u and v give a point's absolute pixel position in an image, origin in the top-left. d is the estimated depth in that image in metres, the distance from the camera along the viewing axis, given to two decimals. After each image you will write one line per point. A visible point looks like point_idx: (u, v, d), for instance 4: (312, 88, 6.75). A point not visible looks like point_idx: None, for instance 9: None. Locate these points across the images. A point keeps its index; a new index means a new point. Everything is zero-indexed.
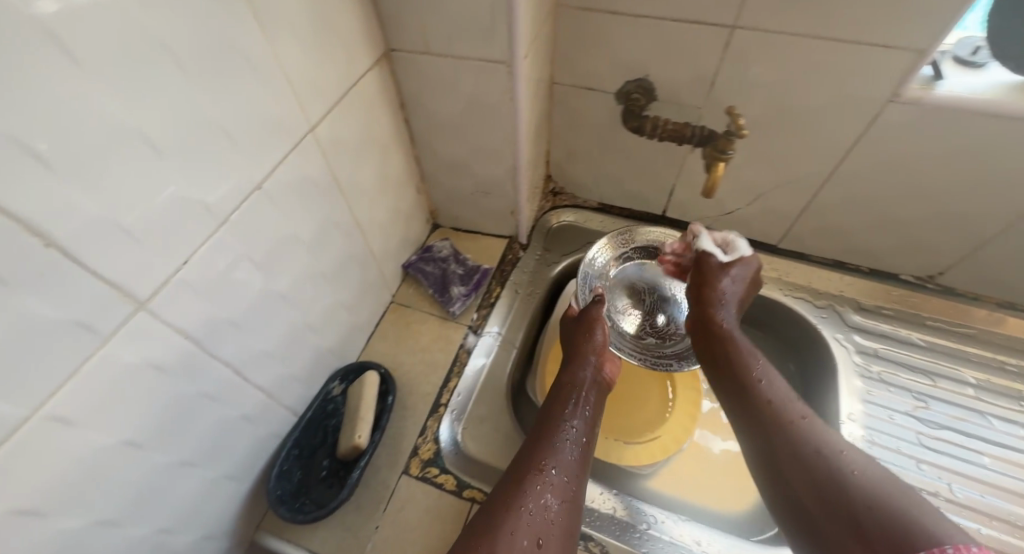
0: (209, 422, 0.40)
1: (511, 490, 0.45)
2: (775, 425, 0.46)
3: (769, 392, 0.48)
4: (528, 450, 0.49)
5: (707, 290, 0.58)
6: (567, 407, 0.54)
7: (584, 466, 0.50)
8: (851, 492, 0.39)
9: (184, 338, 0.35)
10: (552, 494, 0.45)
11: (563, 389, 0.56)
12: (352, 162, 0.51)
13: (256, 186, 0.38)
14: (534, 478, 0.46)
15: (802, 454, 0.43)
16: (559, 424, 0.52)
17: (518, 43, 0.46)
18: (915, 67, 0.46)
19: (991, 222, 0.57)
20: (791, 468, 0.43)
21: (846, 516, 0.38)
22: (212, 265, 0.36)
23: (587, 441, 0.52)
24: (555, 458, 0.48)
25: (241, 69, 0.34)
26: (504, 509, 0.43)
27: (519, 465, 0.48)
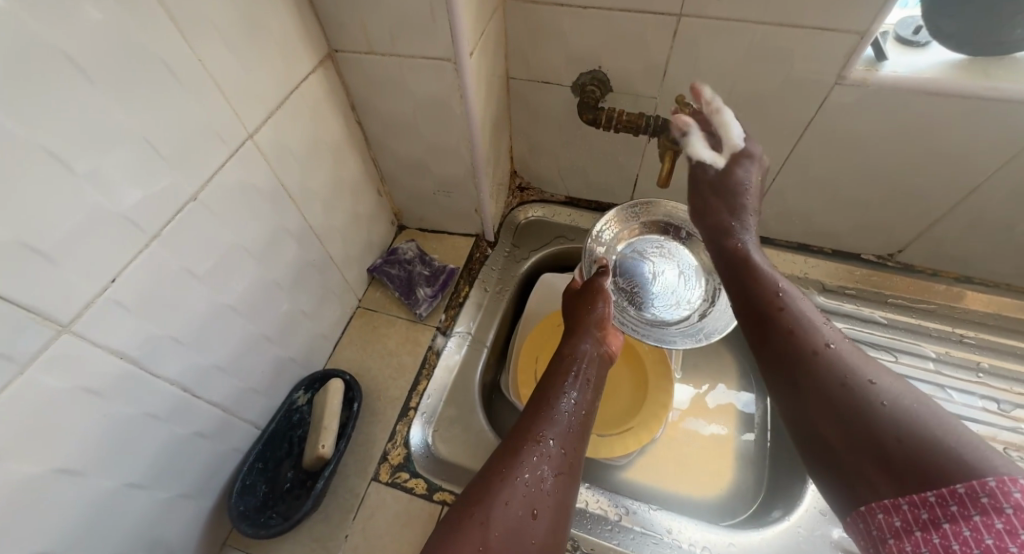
0: (157, 442, 0.39)
1: (507, 460, 0.43)
2: (793, 354, 0.38)
3: (789, 317, 0.40)
4: (524, 422, 0.48)
5: (714, 207, 0.49)
6: (567, 379, 0.52)
7: (584, 439, 0.48)
8: (870, 401, 0.32)
9: (125, 361, 0.34)
10: (549, 464, 0.43)
11: (563, 362, 0.54)
12: (301, 167, 0.50)
13: (190, 198, 0.37)
14: (531, 447, 0.44)
15: (814, 363, 0.36)
16: (558, 395, 0.50)
17: (461, 40, 0.45)
18: (857, 49, 0.46)
19: (942, 199, 0.58)
20: (802, 382, 0.36)
21: (865, 432, 0.31)
22: (146, 282, 0.35)
23: (587, 412, 0.50)
24: (553, 428, 0.46)
25: (162, 77, 0.33)
26: (498, 479, 0.42)
27: (516, 435, 0.46)
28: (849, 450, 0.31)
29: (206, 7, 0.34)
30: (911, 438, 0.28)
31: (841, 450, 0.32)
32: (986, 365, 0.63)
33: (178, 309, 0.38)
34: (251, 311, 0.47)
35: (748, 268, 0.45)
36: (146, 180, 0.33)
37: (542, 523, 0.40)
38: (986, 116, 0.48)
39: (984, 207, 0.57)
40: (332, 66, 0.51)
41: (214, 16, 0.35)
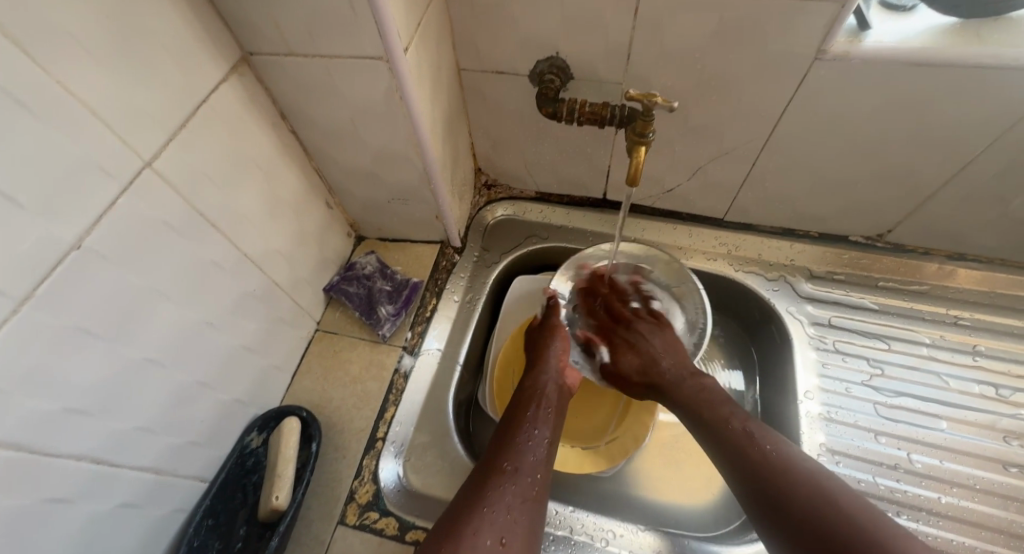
0: (68, 525, 0.34)
1: (473, 492, 0.40)
2: (775, 488, 0.40)
3: (763, 449, 0.43)
4: (488, 453, 0.45)
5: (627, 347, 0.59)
6: (531, 409, 0.49)
7: (552, 469, 0.45)
8: (806, 507, 0.38)
9: (8, 448, 0.29)
10: (518, 496, 0.40)
11: (527, 394, 0.51)
12: (222, 191, 0.44)
13: (73, 248, 0.31)
14: (498, 478, 0.41)
15: (761, 473, 0.42)
16: (522, 425, 0.47)
17: (391, 37, 0.40)
18: (838, 20, 0.41)
19: (934, 175, 0.54)
20: (756, 490, 0.41)
21: (809, 536, 0.37)
22: (23, 354, 0.29)
23: (552, 442, 0.47)
24: (519, 458, 0.43)
25: (11, 106, 0.27)
26: (464, 513, 0.38)
27: (479, 469, 0.43)
28: (804, 550, 0.37)
29: (61, 19, 0.28)
30: (847, 537, 0.35)
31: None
32: (982, 347, 0.60)
33: (72, 376, 0.33)
34: (178, 361, 0.42)
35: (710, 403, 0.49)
36: (11, 237, 0.28)
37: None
38: (979, 86, 0.43)
39: (977, 181, 0.53)
40: (249, 70, 0.45)
41: (75, 28, 0.29)
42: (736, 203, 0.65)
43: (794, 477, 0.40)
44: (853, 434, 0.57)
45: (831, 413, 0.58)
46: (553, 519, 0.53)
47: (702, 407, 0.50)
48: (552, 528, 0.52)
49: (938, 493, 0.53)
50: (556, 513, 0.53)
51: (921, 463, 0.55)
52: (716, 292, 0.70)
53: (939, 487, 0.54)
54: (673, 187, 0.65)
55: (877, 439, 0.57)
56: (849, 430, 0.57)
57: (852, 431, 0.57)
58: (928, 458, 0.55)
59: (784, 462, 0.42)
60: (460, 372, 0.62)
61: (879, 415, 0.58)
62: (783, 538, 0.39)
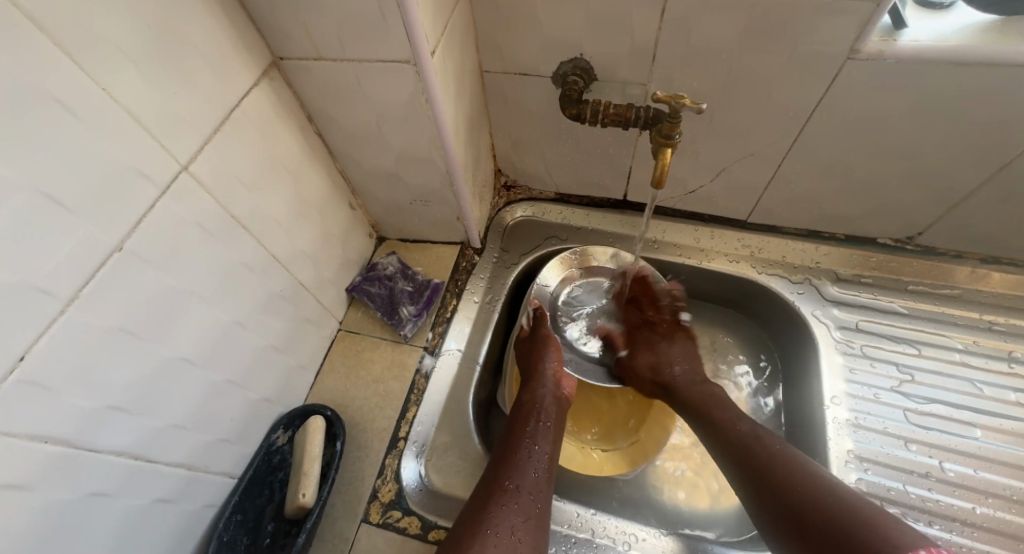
0: (106, 520, 0.35)
1: (478, 510, 0.41)
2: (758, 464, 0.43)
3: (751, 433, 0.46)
4: (490, 474, 0.45)
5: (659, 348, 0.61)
6: (529, 424, 0.50)
7: (551, 482, 0.46)
8: (804, 495, 0.39)
9: (51, 445, 0.30)
10: (520, 514, 0.41)
11: (526, 412, 0.51)
12: (252, 194, 0.45)
13: (114, 249, 0.32)
14: (499, 497, 0.42)
15: (765, 464, 0.43)
16: (521, 440, 0.48)
17: (418, 41, 0.40)
18: (872, 18, 0.40)
19: (970, 176, 0.52)
20: (754, 476, 0.43)
21: (804, 519, 0.38)
22: (67, 353, 0.30)
23: (552, 456, 0.48)
24: (520, 475, 0.44)
25: (56, 110, 0.27)
26: (469, 532, 0.39)
27: (483, 487, 0.44)
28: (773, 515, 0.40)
29: (105, 26, 0.29)
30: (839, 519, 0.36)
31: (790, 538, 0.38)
32: (1017, 354, 0.58)
33: (111, 374, 0.34)
34: (210, 359, 0.43)
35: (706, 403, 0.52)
36: (55, 237, 0.29)
37: None
38: (1018, 86, 0.42)
39: (1016, 183, 0.51)
40: (278, 75, 0.46)
41: (116, 34, 0.30)
42: (759, 205, 0.65)
43: (774, 455, 0.43)
44: (882, 442, 0.56)
45: (859, 419, 0.57)
46: (575, 521, 0.53)
47: (707, 408, 0.52)
48: (572, 530, 0.52)
49: (972, 503, 0.52)
50: (577, 515, 0.53)
51: (953, 472, 0.54)
52: (736, 294, 0.69)
53: (972, 497, 0.52)
54: (696, 188, 0.65)
55: (907, 446, 0.55)
56: (877, 437, 0.56)
57: (880, 438, 0.56)
58: (961, 467, 0.54)
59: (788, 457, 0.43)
60: (481, 372, 0.62)
61: (908, 422, 0.57)
62: (777, 525, 0.40)
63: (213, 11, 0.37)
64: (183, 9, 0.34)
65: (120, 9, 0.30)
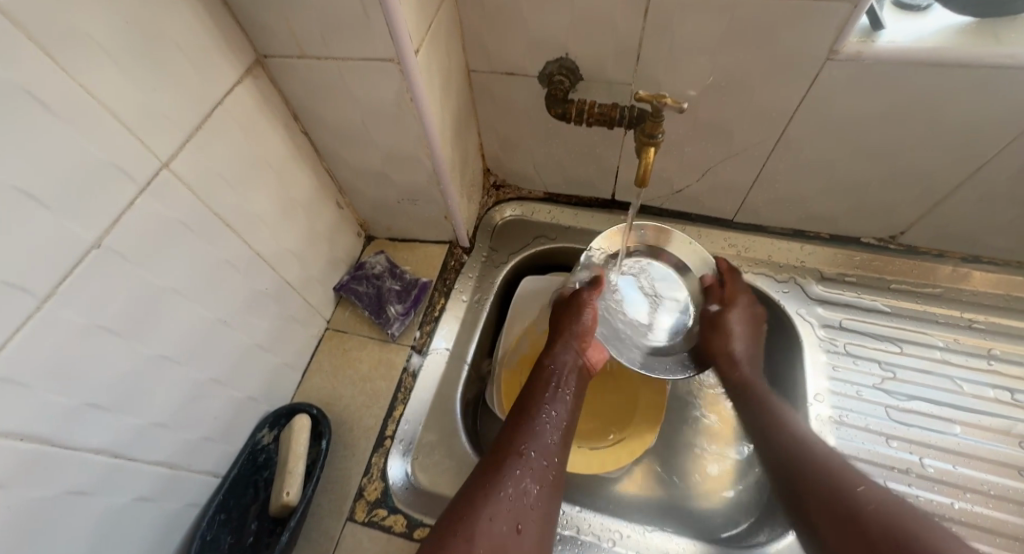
0: (85, 518, 0.35)
1: (489, 475, 0.42)
2: (802, 466, 0.48)
3: (797, 433, 0.52)
4: (505, 432, 0.46)
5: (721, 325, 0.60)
6: (549, 390, 0.50)
7: (565, 449, 0.47)
8: (854, 494, 0.44)
9: (27, 443, 0.30)
10: (533, 481, 0.42)
11: (548, 376, 0.51)
12: (236, 192, 0.45)
13: (93, 245, 0.32)
14: (515, 462, 0.43)
15: (812, 461, 0.48)
16: (540, 406, 0.48)
17: (402, 39, 0.40)
18: (850, 21, 0.41)
19: (949, 176, 0.53)
20: (788, 465, 0.50)
21: (857, 516, 0.42)
22: (45, 350, 0.30)
23: (569, 424, 0.49)
24: (536, 442, 0.45)
25: (31, 106, 0.27)
26: (481, 494, 0.40)
27: (496, 447, 0.45)
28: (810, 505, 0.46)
29: (84, 24, 0.29)
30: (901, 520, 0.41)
31: (823, 521, 0.44)
32: (997, 351, 0.59)
33: (91, 370, 0.34)
34: (193, 357, 0.43)
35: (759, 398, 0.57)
36: (31, 232, 0.28)
37: (524, 540, 0.39)
38: (992, 88, 0.43)
39: (993, 183, 0.52)
40: (263, 73, 0.46)
41: (96, 32, 0.30)
42: (745, 204, 0.65)
43: (817, 455, 0.49)
44: (864, 438, 0.56)
45: (842, 416, 0.58)
46: (560, 519, 0.53)
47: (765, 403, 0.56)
48: (558, 528, 0.53)
49: (951, 498, 0.53)
50: (563, 512, 0.54)
51: (933, 467, 0.54)
52: None
53: (951, 492, 0.53)
54: (683, 187, 0.65)
55: (888, 442, 0.56)
56: (859, 433, 0.57)
57: (862, 435, 0.57)
58: (941, 462, 0.55)
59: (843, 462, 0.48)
60: (469, 371, 0.62)
61: (890, 419, 0.57)
62: (806, 509, 0.46)
63: (196, 9, 0.37)
64: (165, 7, 0.34)
65: (100, 7, 0.30)
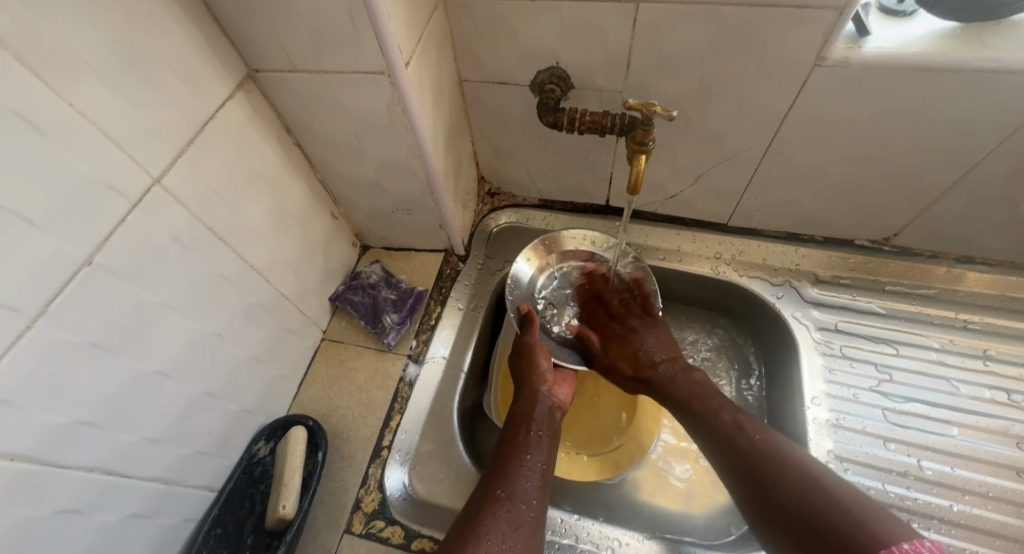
0: (78, 537, 0.35)
1: (468, 523, 0.42)
2: (747, 450, 0.43)
3: (727, 421, 0.46)
4: (484, 482, 0.46)
5: (636, 337, 0.58)
6: (523, 435, 0.50)
7: (545, 494, 0.46)
8: (793, 477, 0.39)
9: (18, 462, 0.30)
10: (516, 524, 0.42)
11: (525, 422, 0.51)
12: (230, 205, 0.45)
13: (85, 262, 0.32)
14: (491, 505, 0.43)
15: (754, 446, 0.43)
16: (516, 452, 0.48)
17: (393, 52, 0.40)
18: (836, 27, 0.41)
19: (939, 177, 0.53)
20: (739, 449, 0.44)
21: (809, 508, 0.37)
22: (35, 370, 0.30)
23: (547, 468, 0.48)
24: (513, 483, 0.45)
25: (19, 126, 0.27)
26: (460, 542, 0.40)
27: (475, 496, 0.45)
28: (765, 500, 0.40)
29: (69, 42, 0.29)
30: (824, 515, 0.36)
31: (763, 509, 0.40)
32: (993, 352, 0.59)
33: (84, 390, 0.34)
34: (187, 372, 0.43)
35: (690, 395, 0.51)
36: (20, 251, 0.28)
37: None
38: (979, 92, 0.43)
39: (984, 184, 0.52)
40: (255, 87, 0.46)
41: (85, 51, 0.30)
42: (738, 208, 0.65)
43: (749, 443, 0.43)
44: (862, 441, 0.56)
45: (840, 419, 0.58)
46: (559, 527, 0.53)
47: (693, 401, 0.50)
48: (557, 537, 0.52)
49: (949, 500, 0.53)
50: (562, 520, 0.53)
51: (932, 470, 0.54)
52: (720, 297, 0.69)
53: (950, 494, 0.53)
54: (676, 192, 0.65)
55: (886, 445, 0.56)
56: (857, 437, 0.57)
57: (860, 438, 0.57)
58: (939, 465, 0.54)
59: (749, 447, 0.43)
60: (466, 379, 0.62)
61: (887, 422, 0.57)
62: (760, 500, 0.40)
63: (184, 25, 0.37)
64: (153, 24, 0.34)
65: (87, 25, 0.30)
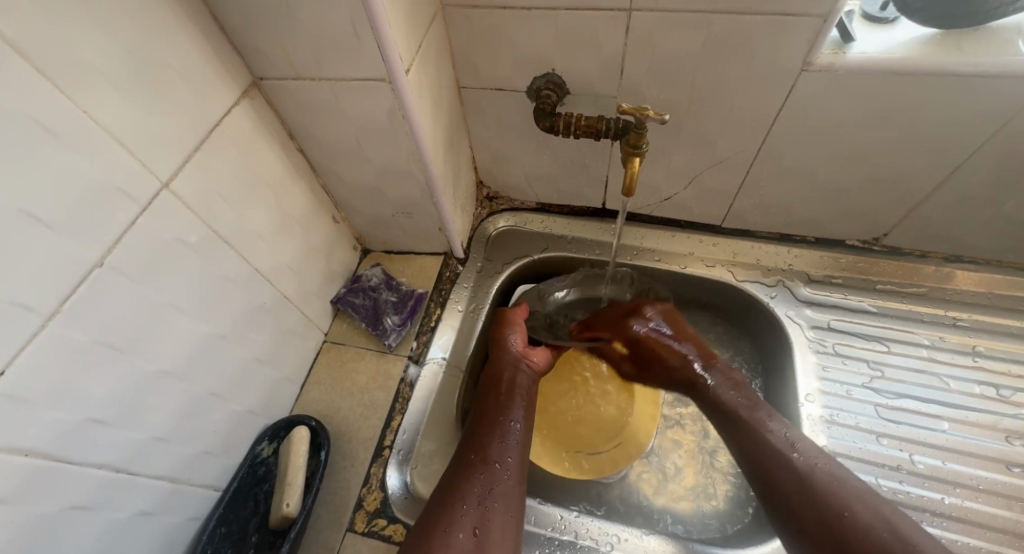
0: (87, 533, 0.36)
1: (444, 489, 0.44)
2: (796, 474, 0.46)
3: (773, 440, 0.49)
4: (461, 446, 0.49)
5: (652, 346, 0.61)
6: (495, 399, 0.53)
7: (520, 454, 0.49)
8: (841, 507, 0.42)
9: (30, 457, 0.31)
10: (490, 485, 0.44)
11: (498, 390, 0.55)
12: (235, 209, 0.46)
13: (97, 263, 0.34)
14: (464, 471, 0.45)
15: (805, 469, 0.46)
16: (488, 417, 0.51)
17: (393, 58, 0.42)
18: (820, 34, 0.43)
19: (925, 178, 0.55)
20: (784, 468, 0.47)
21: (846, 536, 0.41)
22: (50, 368, 0.31)
23: (522, 427, 0.51)
24: (484, 449, 0.47)
25: (35, 131, 0.28)
26: (438, 507, 0.42)
27: (452, 464, 0.47)
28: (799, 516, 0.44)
29: (86, 53, 0.30)
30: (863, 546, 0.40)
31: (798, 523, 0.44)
32: (982, 348, 0.60)
33: (95, 389, 0.35)
34: (193, 372, 0.44)
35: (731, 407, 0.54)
36: (35, 252, 0.30)
37: (486, 542, 0.40)
38: (960, 94, 0.45)
39: (968, 184, 0.53)
40: (259, 95, 0.47)
41: (98, 61, 0.31)
42: (732, 209, 0.67)
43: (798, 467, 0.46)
44: (854, 436, 0.58)
45: (833, 415, 0.59)
46: (558, 524, 0.54)
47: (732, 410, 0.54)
48: (557, 533, 0.53)
49: (941, 493, 0.54)
50: (561, 517, 0.54)
51: (923, 464, 0.55)
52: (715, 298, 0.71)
53: (941, 487, 0.54)
54: (671, 195, 0.67)
55: (879, 440, 0.57)
56: (850, 432, 0.58)
57: (852, 433, 0.58)
58: (931, 459, 0.56)
59: (799, 473, 0.46)
60: (466, 379, 0.63)
61: (879, 417, 0.58)
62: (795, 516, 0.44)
63: (193, 36, 0.39)
64: (164, 35, 0.36)
65: (103, 37, 0.31)
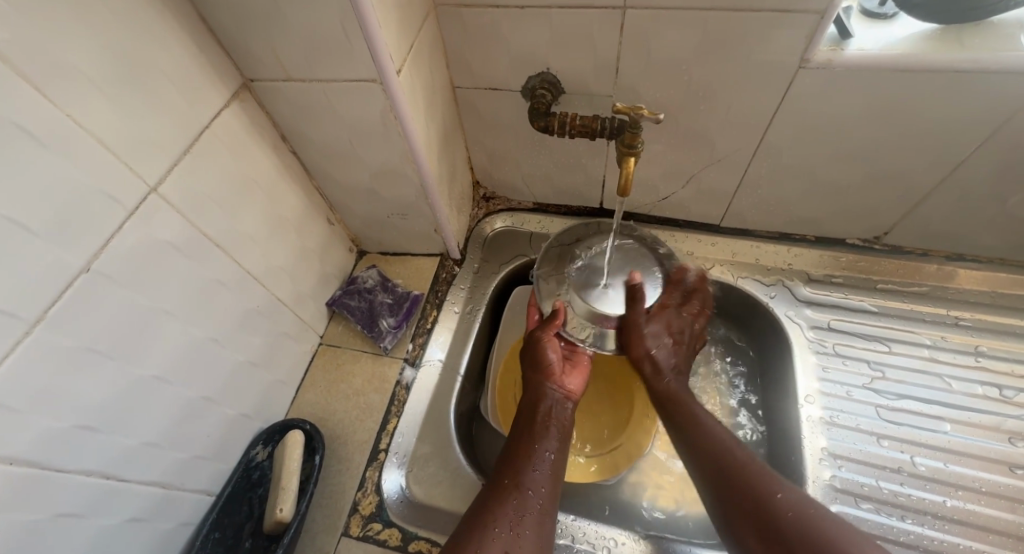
0: (76, 540, 0.36)
1: (473, 513, 0.43)
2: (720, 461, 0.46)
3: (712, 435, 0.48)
4: (495, 471, 0.47)
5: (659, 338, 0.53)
6: (533, 424, 0.51)
7: (556, 482, 0.47)
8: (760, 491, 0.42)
9: (17, 466, 0.31)
10: (523, 513, 0.43)
11: (532, 414, 0.52)
12: (226, 212, 0.46)
13: (84, 268, 0.33)
14: (497, 495, 0.44)
15: (734, 457, 0.45)
16: (524, 442, 0.49)
17: (383, 60, 0.41)
18: (817, 31, 0.42)
19: (926, 176, 0.54)
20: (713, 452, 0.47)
21: None
22: (37, 377, 0.31)
23: (558, 457, 0.49)
24: (521, 473, 0.46)
25: (22, 138, 0.28)
26: (466, 529, 0.41)
27: (484, 487, 0.46)
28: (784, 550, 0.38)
29: (73, 58, 0.30)
30: None
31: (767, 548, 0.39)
32: (984, 348, 0.60)
33: (85, 394, 0.35)
34: (185, 376, 0.43)
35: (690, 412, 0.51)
36: (20, 258, 0.29)
37: None
38: (959, 90, 0.44)
39: (969, 182, 0.53)
40: (250, 97, 0.47)
41: (84, 66, 0.31)
42: (730, 209, 0.66)
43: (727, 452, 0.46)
44: (855, 438, 0.57)
45: (833, 417, 0.58)
46: (555, 528, 0.53)
47: (692, 416, 0.50)
48: (554, 537, 0.53)
49: (943, 496, 0.53)
50: (558, 521, 0.54)
51: (924, 466, 0.55)
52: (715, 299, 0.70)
53: (943, 490, 0.53)
54: (668, 194, 0.66)
55: (879, 442, 0.57)
56: (851, 434, 0.57)
57: (854, 435, 0.57)
58: (932, 461, 0.55)
59: (726, 453, 0.46)
60: (462, 382, 0.63)
61: (880, 419, 0.58)
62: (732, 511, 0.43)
63: (182, 37, 0.38)
64: (151, 40, 0.35)
65: (89, 38, 0.31)
